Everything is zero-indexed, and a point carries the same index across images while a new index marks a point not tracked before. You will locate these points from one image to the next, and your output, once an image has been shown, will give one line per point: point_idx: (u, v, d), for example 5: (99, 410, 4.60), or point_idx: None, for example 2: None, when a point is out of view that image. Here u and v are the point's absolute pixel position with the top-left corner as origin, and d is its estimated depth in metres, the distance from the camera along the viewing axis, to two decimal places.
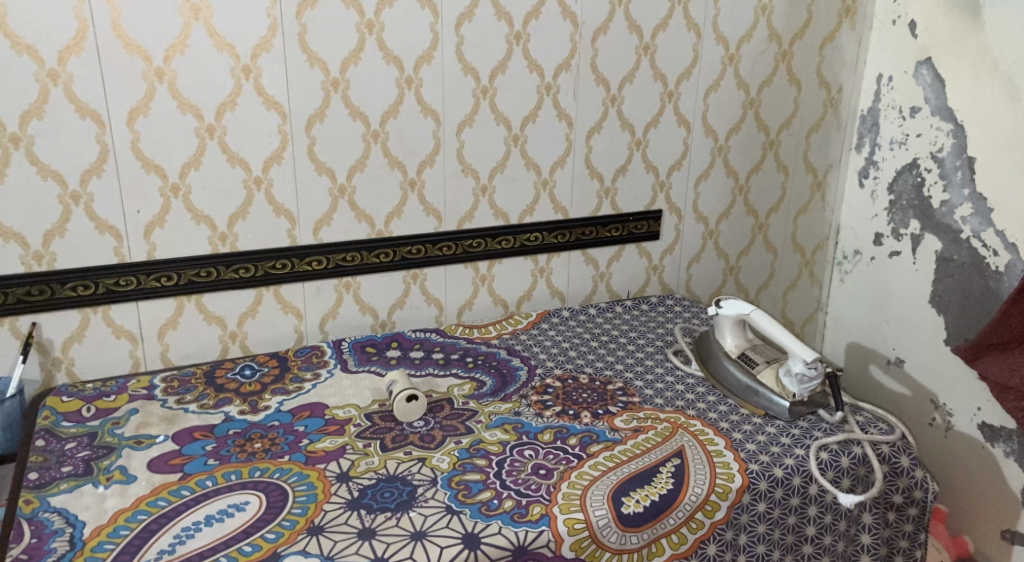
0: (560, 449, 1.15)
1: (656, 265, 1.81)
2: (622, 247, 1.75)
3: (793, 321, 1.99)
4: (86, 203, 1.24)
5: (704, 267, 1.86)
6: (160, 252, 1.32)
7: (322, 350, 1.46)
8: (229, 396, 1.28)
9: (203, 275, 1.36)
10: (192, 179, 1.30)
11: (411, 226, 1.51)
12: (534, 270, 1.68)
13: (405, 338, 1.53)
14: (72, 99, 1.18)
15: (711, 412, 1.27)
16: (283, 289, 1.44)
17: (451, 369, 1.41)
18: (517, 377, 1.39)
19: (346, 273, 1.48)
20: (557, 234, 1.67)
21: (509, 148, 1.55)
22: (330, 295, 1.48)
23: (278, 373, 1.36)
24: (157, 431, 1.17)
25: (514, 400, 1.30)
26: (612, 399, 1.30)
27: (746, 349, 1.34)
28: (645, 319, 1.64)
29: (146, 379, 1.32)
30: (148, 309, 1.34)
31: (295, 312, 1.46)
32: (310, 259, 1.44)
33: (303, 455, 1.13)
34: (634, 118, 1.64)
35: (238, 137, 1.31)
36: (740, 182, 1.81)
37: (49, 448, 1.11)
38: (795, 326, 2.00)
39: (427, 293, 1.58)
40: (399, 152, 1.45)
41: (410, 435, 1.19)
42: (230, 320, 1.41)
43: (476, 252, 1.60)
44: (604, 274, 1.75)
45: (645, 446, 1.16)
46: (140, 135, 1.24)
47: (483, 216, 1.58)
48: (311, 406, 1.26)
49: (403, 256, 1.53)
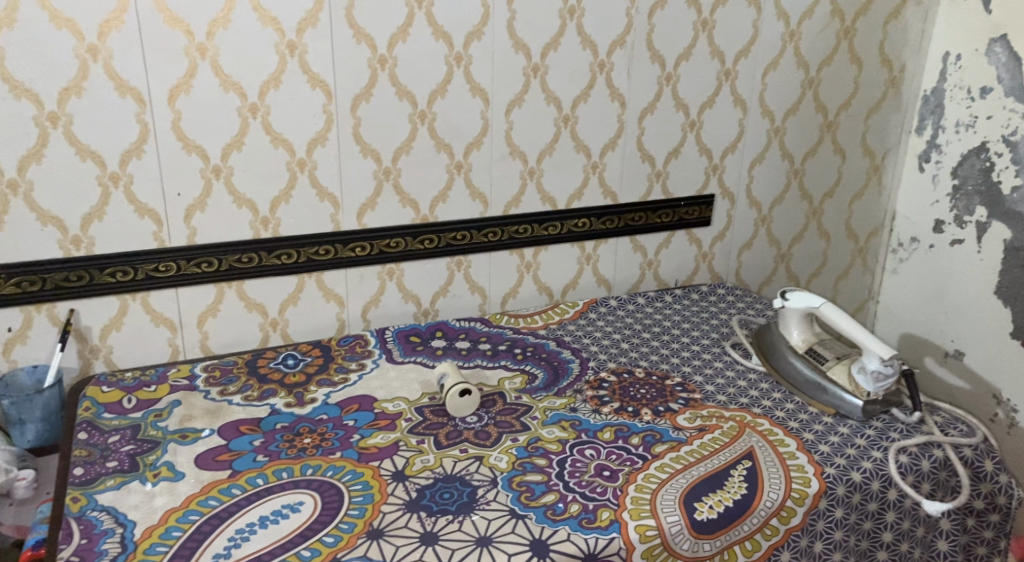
0: (623, 448, 1.10)
1: (707, 253, 1.75)
2: (671, 234, 1.69)
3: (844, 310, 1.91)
4: (126, 185, 1.18)
5: (754, 255, 1.80)
6: (200, 237, 1.26)
7: (365, 339, 1.40)
8: (274, 387, 1.23)
9: (245, 261, 1.31)
10: (234, 161, 1.24)
11: (456, 211, 1.45)
12: (580, 257, 1.62)
13: (449, 327, 1.47)
14: (112, 77, 1.12)
15: (778, 411, 1.22)
16: (326, 276, 1.38)
17: (500, 361, 1.36)
18: (570, 370, 1.33)
19: (389, 259, 1.43)
20: (606, 220, 1.60)
21: (558, 129, 1.48)
22: (372, 282, 1.43)
23: (322, 363, 1.32)
24: (201, 424, 1.12)
25: (569, 396, 1.24)
26: (672, 396, 1.25)
27: (814, 344, 1.29)
28: (696, 311, 1.58)
29: (186, 368, 1.27)
30: (187, 295, 1.28)
31: (337, 299, 1.41)
32: (354, 245, 1.38)
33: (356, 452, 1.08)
34: (689, 99, 1.57)
35: (282, 118, 1.25)
36: (795, 165, 1.73)
37: (91, 442, 1.06)
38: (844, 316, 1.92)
39: (471, 281, 1.52)
40: (446, 134, 1.38)
41: (464, 431, 1.14)
42: (272, 308, 1.36)
43: (522, 239, 1.54)
44: (651, 261, 1.69)
45: (712, 447, 1.11)
46: (182, 114, 1.18)
47: (530, 200, 1.51)
48: (359, 398, 1.22)
49: (448, 243, 1.47)
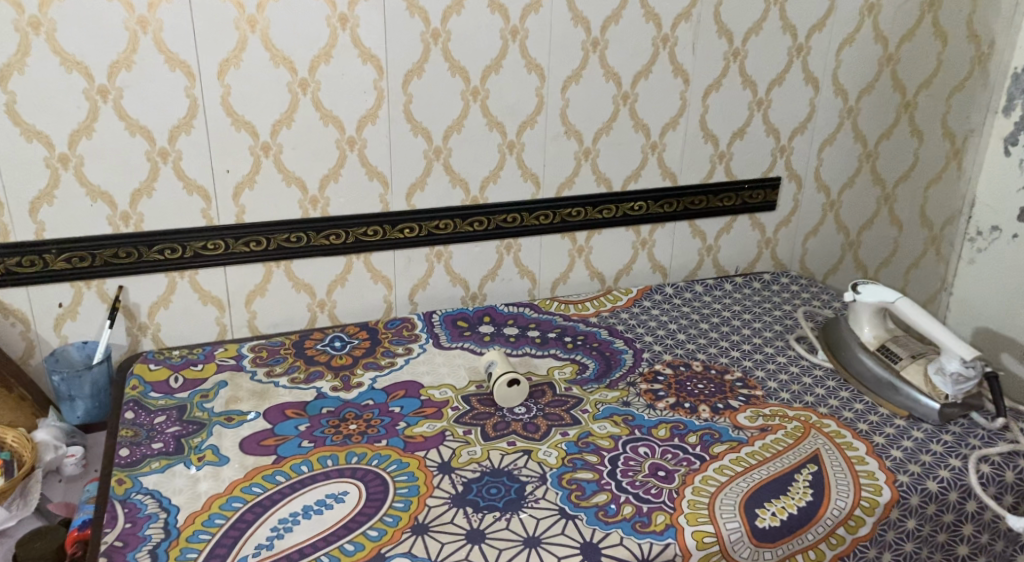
0: (679, 447, 1.05)
1: (770, 239, 1.67)
2: (733, 219, 1.61)
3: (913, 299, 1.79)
4: (174, 160, 1.16)
5: (820, 242, 1.71)
6: (249, 216, 1.24)
7: (413, 323, 1.37)
8: (321, 370, 1.21)
9: (293, 240, 1.28)
10: (283, 138, 1.21)
11: (507, 193, 1.40)
12: (636, 242, 1.55)
13: (498, 312, 1.43)
14: (162, 50, 1.10)
15: (846, 411, 1.14)
16: (373, 257, 1.35)
17: (551, 350, 1.31)
18: (623, 361, 1.27)
19: (439, 241, 1.39)
20: (663, 203, 1.53)
21: (617, 108, 1.41)
22: (420, 264, 1.39)
23: (369, 346, 1.29)
24: (247, 407, 1.10)
25: (622, 389, 1.19)
26: (732, 392, 1.18)
27: (887, 341, 1.21)
28: (757, 301, 1.51)
29: (234, 347, 1.26)
30: (235, 274, 1.26)
31: (385, 281, 1.38)
32: (402, 226, 1.35)
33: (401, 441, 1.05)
34: (757, 76, 1.48)
35: (331, 93, 1.21)
36: (868, 147, 1.63)
37: (138, 422, 1.05)
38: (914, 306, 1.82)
39: (521, 265, 1.48)
40: (499, 112, 1.33)
41: (512, 423, 1.10)
42: (319, 288, 1.34)
43: (575, 222, 1.48)
44: (711, 247, 1.62)
45: (775, 449, 1.05)
46: (231, 89, 1.15)
47: (585, 181, 1.45)
48: (405, 384, 1.18)
49: (499, 225, 1.42)
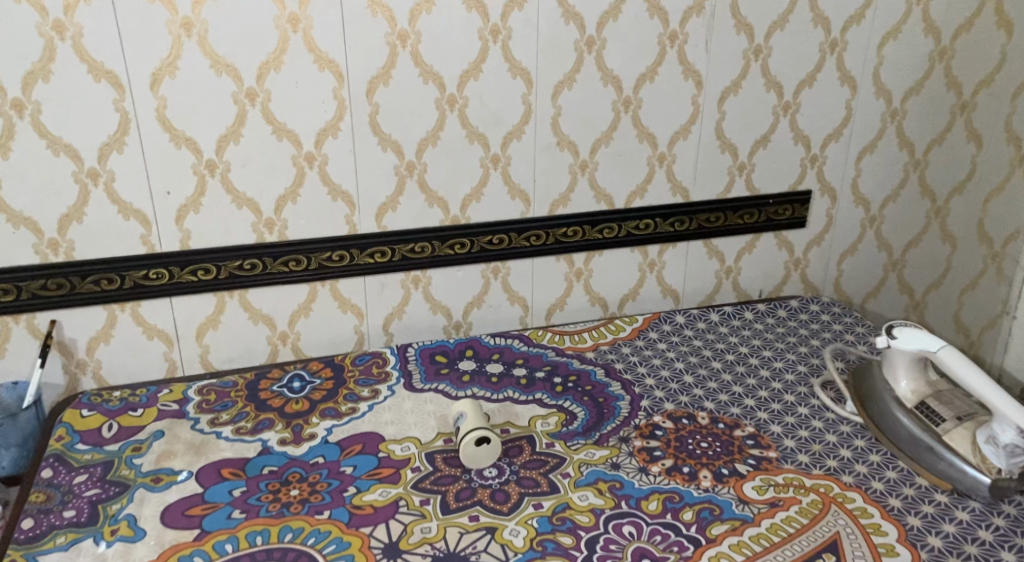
0: (671, 527, 0.88)
1: (799, 260, 1.49)
2: (756, 238, 1.44)
3: (968, 326, 1.48)
4: (106, 182, 1.05)
5: (858, 262, 1.52)
6: (195, 241, 1.12)
7: (384, 358, 1.24)
8: (271, 418, 1.10)
9: (247, 267, 1.16)
10: (231, 155, 1.08)
11: (493, 212, 1.25)
12: (643, 264, 1.39)
13: (482, 345, 1.28)
14: (83, 58, 0.97)
15: (875, 481, 0.95)
16: (341, 284, 1.22)
17: (535, 394, 1.16)
18: (618, 412, 1.11)
19: (414, 265, 1.24)
20: (673, 221, 1.37)
21: (618, 114, 1.24)
22: (395, 291, 1.26)
23: (330, 388, 1.16)
24: (179, 465, 0.99)
25: (612, 446, 1.03)
26: (741, 454, 1.00)
27: (928, 397, 1.01)
28: (781, 334, 1.33)
29: (180, 389, 1.16)
30: (183, 306, 1.16)
31: (355, 310, 1.25)
32: (372, 250, 1.21)
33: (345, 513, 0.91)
34: (783, 76, 1.30)
35: (284, 104, 1.07)
36: (916, 156, 1.43)
37: (55, 482, 0.95)
38: (970, 333, 1.48)
39: (510, 291, 1.32)
40: (480, 121, 1.17)
41: (479, 491, 0.95)
42: (280, 320, 1.22)
43: (570, 243, 1.32)
44: (730, 269, 1.45)
45: (785, 532, 0.87)
46: (167, 101, 1.02)
47: (582, 197, 1.29)
48: (364, 436, 1.05)
49: (482, 248, 1.27)
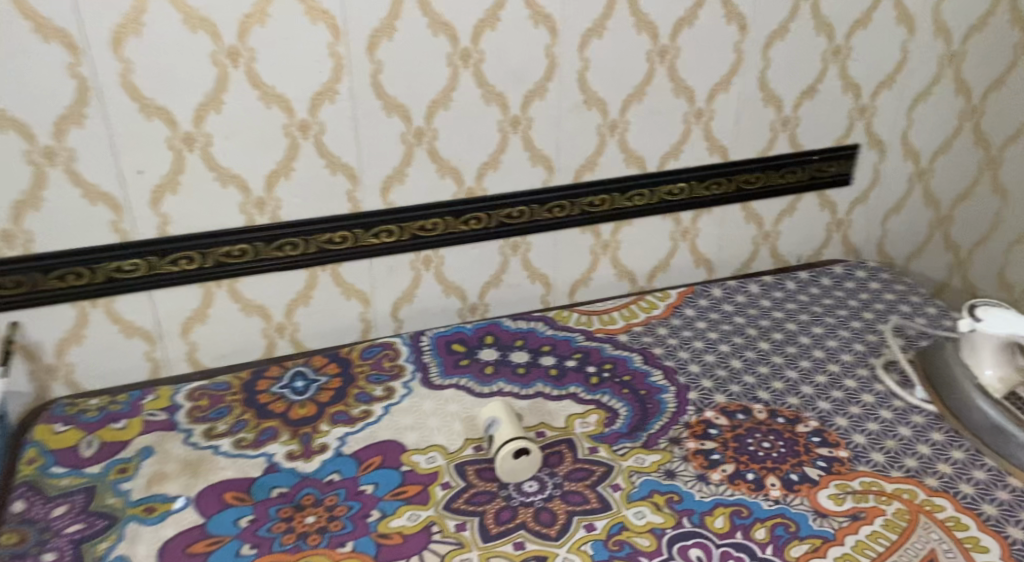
0: (743, 549, 0.78)
1: (841, 221, 1.36)
2: (797, 198, 1.31)
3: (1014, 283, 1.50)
4: (65, 162, 0.89)
5: (903, 220, 1.40)
6: (175, 227, 0.97)
7: (396, 349, 1.11)
8: (275, 426, 0.97)
9: (237, 254, 1.02)
10: (211, 126, 0.92)
11: (512, 182, 1.10)
12: (675, 232, 1.26)
13: (502, 330, 1.15)
14: (26, 14, 0.80)
15: (964, 483, 0.85)
16: (344, 268, 1.08)
17: (568, 387, 1.04)
18: (664, 407, 0.99)
19: (425, 245, 1.10)
20: (709, 184, 1.23)
21: (653, 66, 1.09)
22: (404, 274, 1.12)
23: (339, 387, 1.04)
24: (173, 490, 0.87)
25: (664, 449, 0.92)
26: (809, 455, 0.90)
27: (1020, 387, 0.90)
28: (829, 307, 1.21)
29: (167, 394, 1.03)
30: (165, 300, 1.01)
31: (359, 297, 1.12)
32: (378, 230, 1.06)
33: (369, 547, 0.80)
34: (835, 17, 1.15)
35: (272, 65, 0.91)
36: (972, 102, 1.31)
37: (28, 518, 0.83)
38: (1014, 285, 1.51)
39: (531, 268, 1.19)
40: (499, 79, 1.01)
41: (521, 510, 0.84)
42: (276, 311, 1.09)
43: (597, 213, 1.18)
44: (767, 234, 1.33)
45: (874, 552, 0.76)
46: (133, 65, 0.85)
47: (611, 161, 1.14)
48: (383, 446, 0.93)
49: (501, 222, 1.12)
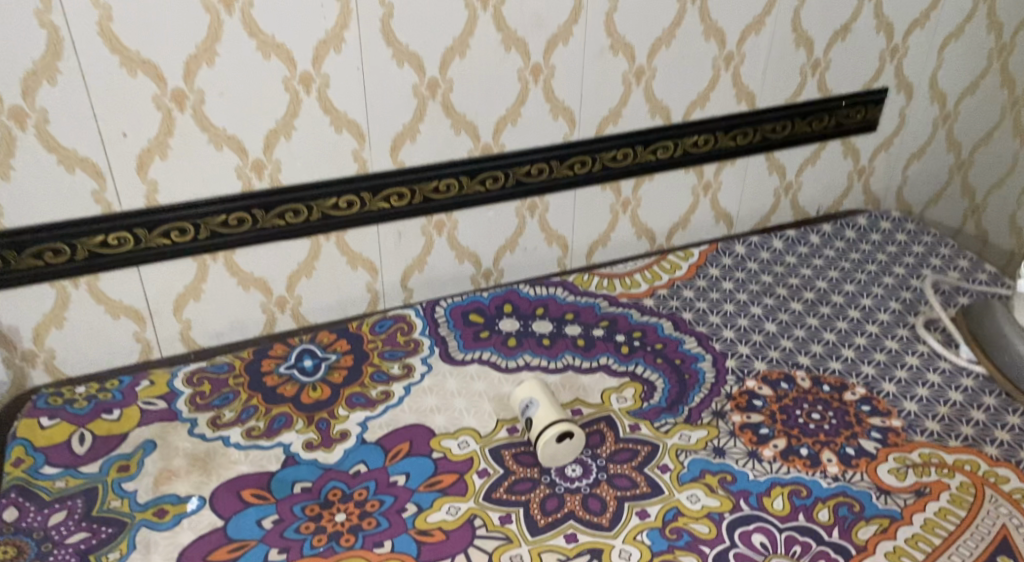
0: (808, 532, 0.73)
1: (864, 168, 1.31)
2: (821, 147, 1.24)
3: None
4: (37, 125, 0.77)
5: (924, 167, 1.35)
6: (164, 195, 0.87)
7: (409, 322, 1.03)
8: (287, 412, 0.89)
9: (234, 223, 0.92)
10: (204, 81, 0.82)
11: (531, 137, 1.01)
12: (697, 186, 1.18)
13: (521, 298, 1.08)
14: None
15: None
16: (350, 236, 0.99)
17: (598, 358, 0.97)
18: (702, 377, 0.94)
19: (438, 208, 1.01)
20: (735, 134, 1.15)
21: (684, 6, 0.99)
22: (414, 240, 1.03)
23: (352, 367, 0.96)
24: (184, 490, 0.79)
25: (709, 424, 0.87)
26: (862, 427, 0.85)
27: None
28: (858, 262, 1.16)
29: (163, 379, 0.93)
30: (155, 277, 0.91)
31: (367, 266, 1.03)
32: (387, 192, 0.97)
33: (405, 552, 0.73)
34: None
35: (271, 10, 0.80)
36: (1003, 39, 1.24)
37: (24, 528, 0.74)
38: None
39: (548, 229, 1.11)
40: (520, 23, 0.92)
41: (568, 498, 0.78)
42: (277, 284, 0.99)
43: (619, 168, 1.09)
44: (790, 185, 1.26)
45: (945, 530, 0.73)
46: (112, 11, 0.74)
47: (635, 112, 1.06)
48: (408, 431, 0.86)
49: (519, 181, 1.04)
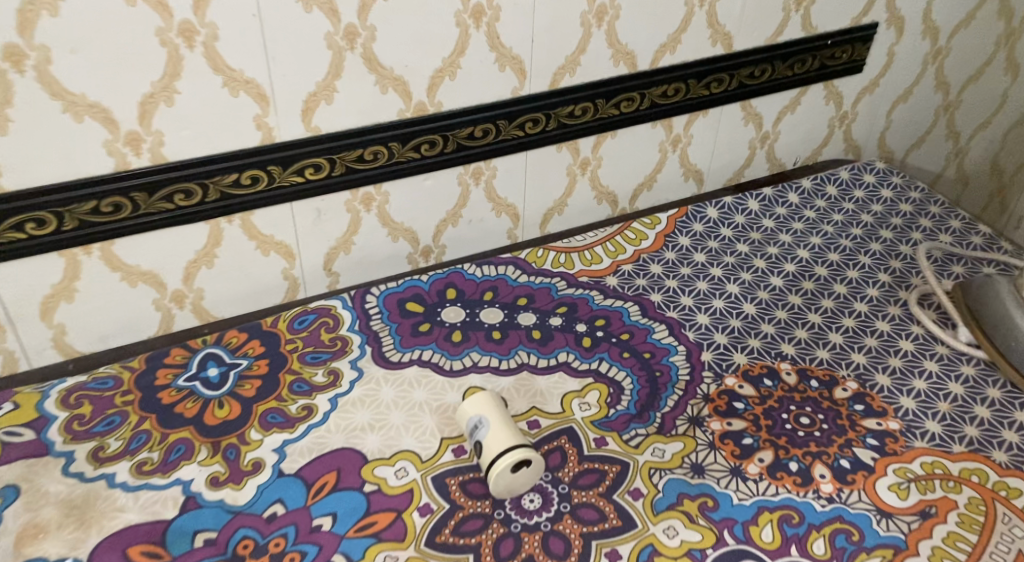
0: None
1: (847, 114, 1.18)
2: (802, 93, 1.10)
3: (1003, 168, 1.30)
4: None
5: (911, 108, 1.23)
6: (9, 179, 0.68)
7: (335, 316, 0.87)
8: (187, 438, 0.74)
9: (108, 210, 0.74)
10: (48, 34, 0.63)
11: (473, 92, 0.85)
12: (666, 142, 1.03)
13: (466, 280, 0.93)
14: None
15: None
16: (257, 217, 0.82)
17: (557, 354, 0.84)
18: (675, 374, 0.82)
19: (364, 180, 0.85)
20: (709, 82, 1.00)
21: None
22: (337, 218, 0.87)
23: (267, 375, 0.80)
24: (55, 551, 0.64)
25: (685, 435, 0.76)
26: (856, 432, 0.75)
27: None
28: (842, 224, 1.04)
29: (31, 400, 0.76)
30: (12, 277, 0.74)
31: (281, 250, 0.86)
32: (300, 164, 0.80)
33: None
34: None
35: None
36: None
37: None
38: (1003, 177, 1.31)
39: (496, 198, 0.96)
40: None
41: (526, 538, 0.66)
42: (171, 277, 0.82)
43: (577, 125, 0.94)
44: (766, 136, 1.12)
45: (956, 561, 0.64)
46: None
47: (596, 58, 0.89)
48: (335, 458, 0.72)
49: (460, 145, 0.88)
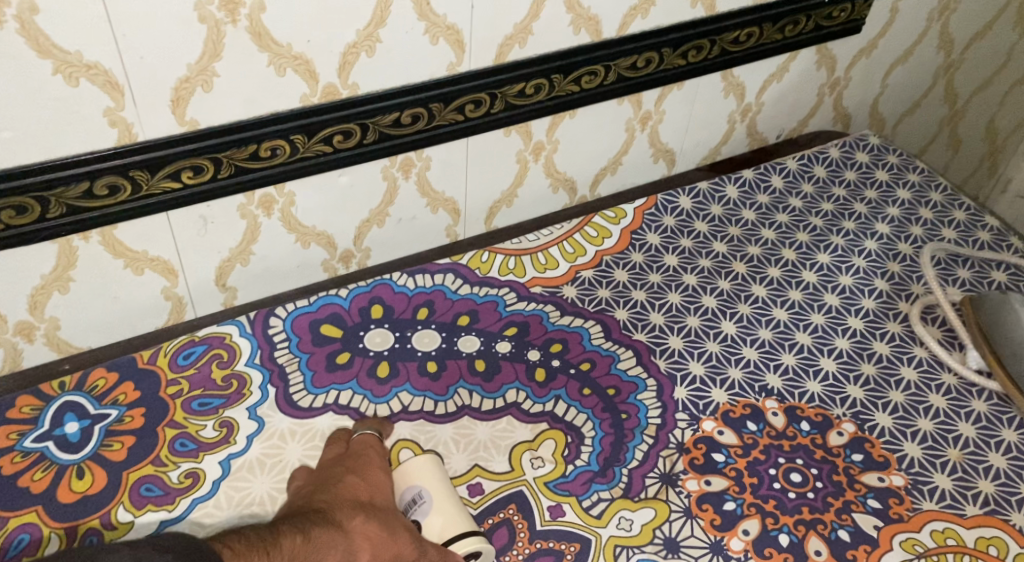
0: None
1: (838, 80, 1.03)
2: (791, 59, 0.95)
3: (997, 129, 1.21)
4: None
5: (909, 70, 1.09)
6: None
7: (232, 346, 0.71)
8: (31, 524, 0.58)
9: None
10: None
11: (399, 68, 0.67)
12: (634, 119, 0.87)
13: (394, 294, 0.77)
14: None
15: None
16: (121, 231, 0.64)
17: (504, 392, 0.70)
18: (644, 417, 0.69)
19: (260, 181, 0.67)
20: (687, 50, 0.83)
21: None
22: (230, 225, 0.69)
23: (142, 430, 0.64)
24: None
25: (657, 499, 0.63)
26: (855, 492, 0.64)
27: None
28: (833, 217, 0.90)
29: None
30: None
31: (159, 267, 0.69)
32: (172, 167, 0.62)
33: (372, 480, 0.58)
34: None
35: None
36: None
37: None
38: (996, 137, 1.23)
39: (431, 192, 0.79)
40: None
41: None
42: (12, 309, 0.64)
43: (529, 106, 0.77)
44: (748, 108, 0.97)
45: None
46: None
47: (554, 25, 0.72)
48: None
49: (383, 134, 0.70)
